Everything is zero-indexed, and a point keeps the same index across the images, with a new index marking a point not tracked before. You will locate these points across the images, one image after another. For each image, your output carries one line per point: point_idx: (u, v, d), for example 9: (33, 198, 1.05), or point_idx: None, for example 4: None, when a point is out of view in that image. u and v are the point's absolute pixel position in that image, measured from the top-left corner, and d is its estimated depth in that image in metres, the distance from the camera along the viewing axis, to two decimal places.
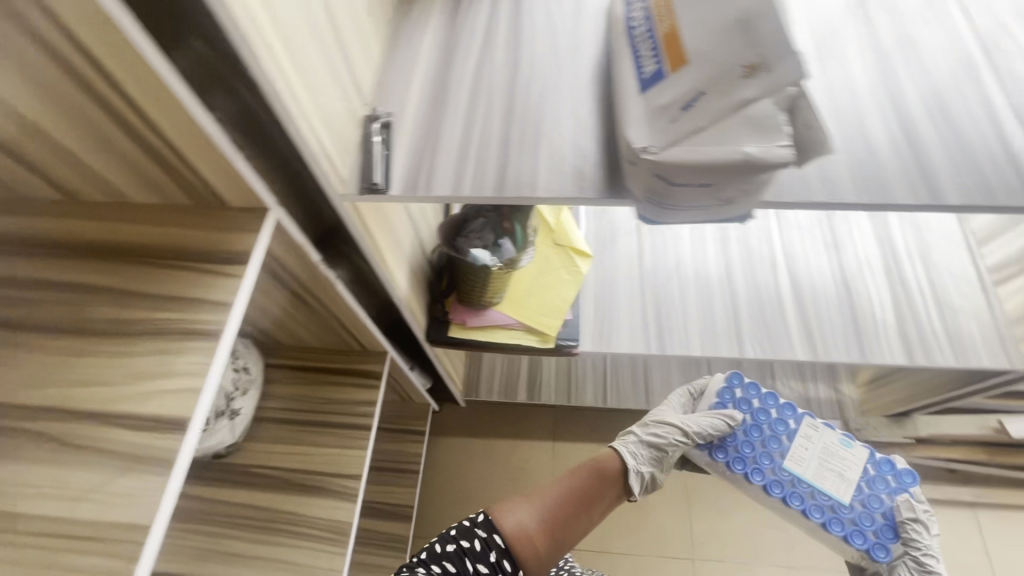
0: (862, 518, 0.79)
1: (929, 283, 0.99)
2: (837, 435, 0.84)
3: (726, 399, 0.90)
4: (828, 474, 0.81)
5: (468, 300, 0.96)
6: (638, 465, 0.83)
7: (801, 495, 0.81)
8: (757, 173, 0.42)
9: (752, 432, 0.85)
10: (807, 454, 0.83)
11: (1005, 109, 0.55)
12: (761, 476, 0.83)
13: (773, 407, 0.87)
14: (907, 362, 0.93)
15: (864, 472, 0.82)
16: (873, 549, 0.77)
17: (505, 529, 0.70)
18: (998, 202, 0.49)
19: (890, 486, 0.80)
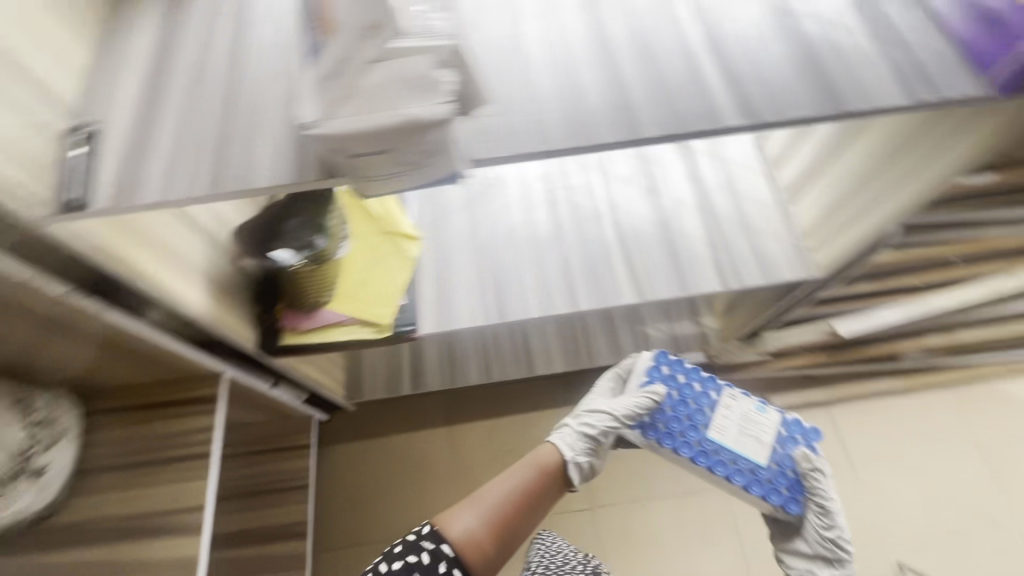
0: (777, 478, 0.84)
1: (736, 211, 1.06)
2: (752, 401, 0.88)
3: (654, 376, 0.92)
4: (747, 439, 0.85)
5: (296, 304, 0.93)
6: (575, 457, 0.86)
7: (724, 462, 0.84)
8: (422, 135, 0.43)
9: (679, 408, 0.88)
10: (728, 423, 0.86)
11: (699, 39, 0.58)
12: (687, 448, 0.85)
13: (696, 381, 0.91)
14: (721, 287, 1.00)
15: (780, 432, 0.86)
16: (787, 504, 0.84)
17: (453, 537, 0.70)
18: (686, 130, 0.53)
19: (798, 444, 0.86)
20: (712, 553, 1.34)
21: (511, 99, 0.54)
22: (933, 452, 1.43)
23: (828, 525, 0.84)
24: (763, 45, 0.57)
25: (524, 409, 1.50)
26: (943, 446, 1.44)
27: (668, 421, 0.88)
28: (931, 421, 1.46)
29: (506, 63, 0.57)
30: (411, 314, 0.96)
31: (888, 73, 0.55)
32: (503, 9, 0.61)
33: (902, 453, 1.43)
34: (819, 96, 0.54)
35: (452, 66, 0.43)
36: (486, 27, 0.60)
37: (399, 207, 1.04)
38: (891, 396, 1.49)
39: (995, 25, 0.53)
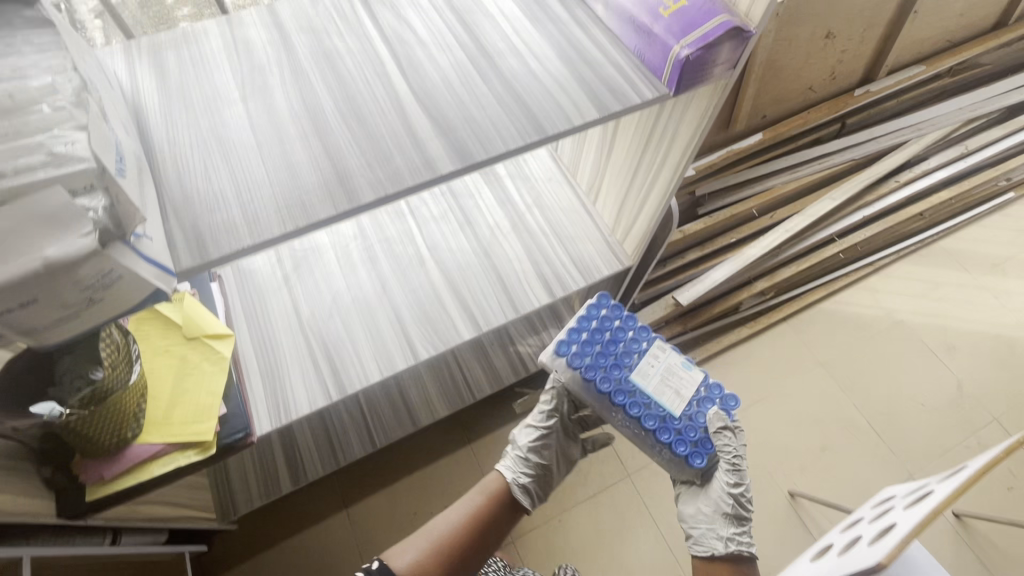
0: (687, 430, 0.83)
1: (550, 223, 1.11)
2: (682, 357, 0.88)
3: (592, 315, 0.89)
4: (667, 390, 0.85)
5: (93, 452, 0.80)
6: (518, 477, 0.88)
7: (640, 405, 0.83)
8: (75, 274, 0.38)
9: (609, 346, 0.86)
10: (653, 370, 0.85)
11: (406, 94, 0.59)
12: (608, 384, 0.84)
13: (632, 328, 0.88)
14: (550, 298, 1.03)
15: (700, 392, 0.87)
16: (690, 457, 0.83)
17: (401, 565, 0.75)
18: (403, 186, 0.53)
19: (713, 404, 0.86)
20: (633, 544, 1.38)
21: (220, 198, 0.52)
22: (793, 381, 1.59)
23: (735, 482, 0.85)
24: (471, 88, 0.60)
25: (422, 465, 1.44)
26: (799, 373, 1.60)
27: (596, 358, 0.86)
28: (784, 354, 1.63)
29: (211, 160, 0.54)
30: (240, 419, 0.87)
31: (581, 92, 0.60)
32: (205, 105, 0.58)
33: (769, 391, 1.58)
34: (526, 126, 0.58)
35: (102, 187, 0.41)
36: (187, 126, 0.56)
37: (203, 307, 0.92)
38: (747, 343, 1.64)
39: (647, 36, 0.59)
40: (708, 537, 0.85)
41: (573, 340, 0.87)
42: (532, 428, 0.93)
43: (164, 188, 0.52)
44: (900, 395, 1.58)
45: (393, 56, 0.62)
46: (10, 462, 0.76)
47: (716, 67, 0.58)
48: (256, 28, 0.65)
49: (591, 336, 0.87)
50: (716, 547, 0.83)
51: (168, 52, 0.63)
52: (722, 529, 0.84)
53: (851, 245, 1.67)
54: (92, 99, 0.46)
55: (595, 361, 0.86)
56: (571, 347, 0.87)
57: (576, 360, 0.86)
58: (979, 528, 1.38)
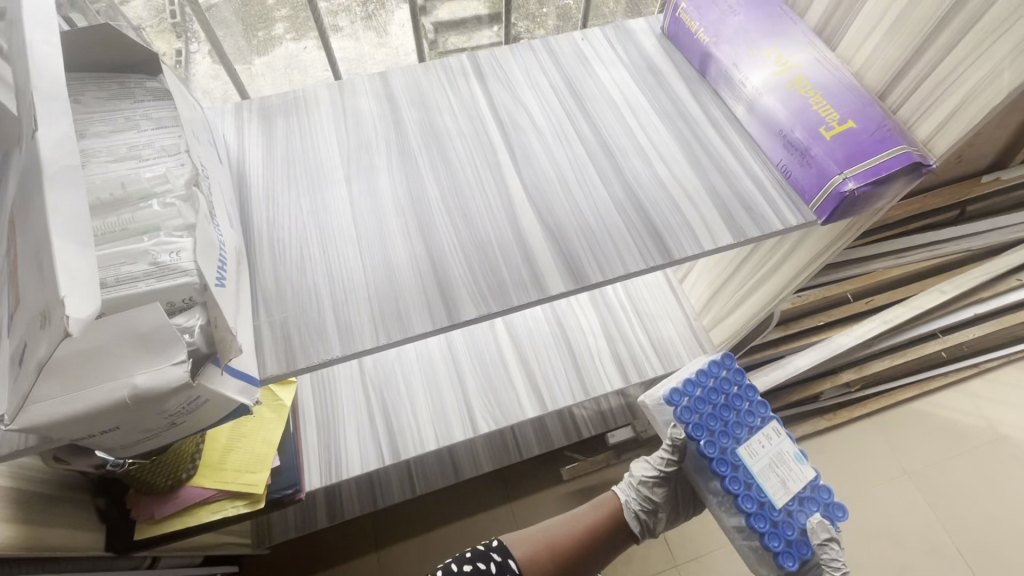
0: (785, 527, 0.71)
1: (631, 300, 1.03)
2: (795, 447, 0.76)
3: (711, 372, 0.78)
4: (771, 477, 0.73)
5: (148, 491, 0.79)
6: (634, 509, 0.83)
7: (740, 483, 0.72)
8: (163, 402, 0.35)
9: (721, 410, 0.75)
10: (762, 450, 0.74)
11: (519, 194, 0.54)
12: (713, 450, 0.73)
13: (751, 398, 0.77)
14: (624, 384, 0.96)
15: (808, 491, 0.74)
16: (783, 558, 0.70)
17: (518, 554, 0.77)
18: (508, 306, 0.48)
19: (821, 509, 0.73)
20: None
21: (311, 295, 0.48)
22: (872, 489, 1.43)
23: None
24: (588, 193, 0.54)
25: (459, 516, 1.38)
26: (880, 480, 1.44)
27: (706, 418, 0.75)
28: (864, 456, 1.47)
29: (309, 250, 0.51)
30: (291, 474, 0.84)
31: (713, 209, 0.53)
32: (308, 184, 0.55)
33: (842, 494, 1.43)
34: (647, 245, 0.51)
35: (201, 303, 0.37)
36: (288, 208, 0.53)
37: None
38: (823, 436, 1.49)
39: (799, 154, 0.52)
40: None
41: (686, 391, 0.77)
42: (652, 464, 0.83)
43: (258, 279, 0.49)
44: (1001, 523, 1.39)
45: (506, 145, 0.58)
46: (70, 493, 0.76)
47: (876, 203, 0.51)
48: (367, 98, 0.62)
49: (705, 394, 0.76)
50: None
51: (277, 119, 0.61)
52: None
53: (954, 343, 1.50)
54: (202, 190, 0.44)
55: (704, 420, 0.75)
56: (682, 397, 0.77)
57: (686, 413, 0.75)
58: None
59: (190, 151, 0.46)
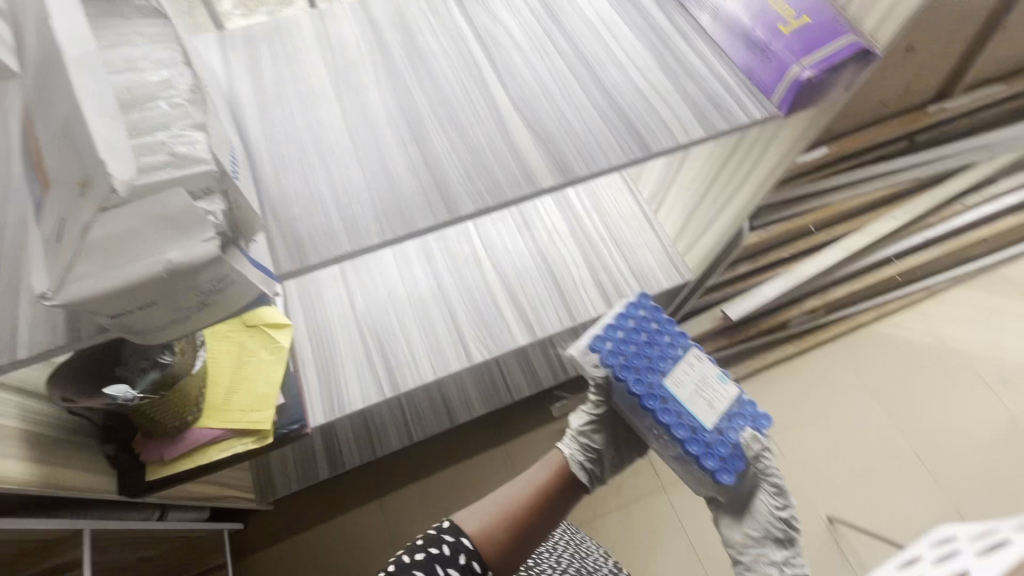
0: (718, 445, 0.74)
1: (609, 231, 1.08)
2: (716, 369, 0.80)
3: (629, 314, 0.80)
4: (700, 400, 0.76)
5: (155, 433, 0.81)
6: (580, 459, 0.83)
7: (673, 412, 0.73)
8: (196, 277, 0.38)
9: (644, 347, 0.77)
10: (687, 378, 0.77)
11: (504, 102, 0.57)
12: (642, 386, 0.74)
13: (671, 331, 0.80)
14: (607, 307, 1.02)
15: (733, 407, 0.78)
16: (720, 474, 0.73)
17: (471, 530, 0.71)
18: (503, 199, 0.51)
19: (746, 423, 0.77)
20: (662, 558, 1.36)
21: (316, 200, 0.50)
22: (837, 405, 1.55)
23: (782, 504, 0.79)
24: (569, 98, 0.58)
25: (456, 459, 1.44)
26: (844, 397, 1.56)
27: (631, 357, 0.76)
28: (830, 376, 1.58)
29: (308, 161, 0.53)
30: (296, 410, 0.87)
31: (685, 107, 0.57)
32: (300, 103, 0.57)
33: (811, 412, 1.54)
34: (627, 142, 0.55)
35: (220, 191, 0.40)
36: (283, 125, 0.55)
37: None
38: (792, 361, 1.60)
39: (761, 52, 0.56)
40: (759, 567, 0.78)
41: (607, 336, 0.78)
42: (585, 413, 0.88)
43: (262, 189, 0.51)
44: (952, 426, 1.53)
45: (488, 59, 0.60)
46: (79, 439, 0.78)
47: (834, 89, 0.57)
48: (348, 24, 0.64)
49: (627, 334, 0.78)
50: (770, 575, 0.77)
51: (261, 46, 0.62)
52: (774, 554, 0.78)
53: (907, 267, 1.61)
54: (206, 96, 0.46)
55: (628, 359, 0.76)
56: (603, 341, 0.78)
57: (610, 356, 0.76)
58: None
59: (188, 64, 0.47)
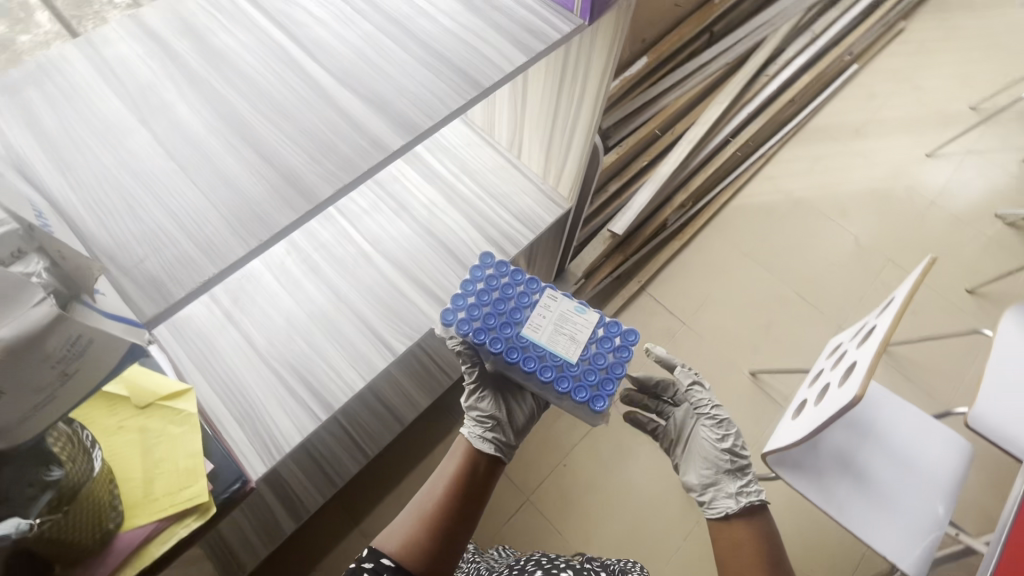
0: (586, 376, 0.82)
1: (483, 186, 1.10)
2: (574, 302, 0.86)
3: (476, 277, 0.86)
4: (562, 338, 0.83)
5: (76, 559, 0.71)
6: (479, 431, 0.88)
7: (534, 359, 0.82)
8: (44, 346, 0.34)
9: (496, 304, 0.84)
10: (544, 321, 0.83)
11: (326, 79, 0.55)
12: (501, 343, 0.82)
13: (520, 282, 0.86)
14: (506, 258, 1.05)
15: (597, 331, 0.84)
16: (593, 401, 0.80)
17: (391, 550, 0.73)
18: (358, 172, 0.51)
19: (614, 345, 0.84)
20: (634, 464, 1.47)
21: (159, 233, 0.46)
22: (727, 277, 1.74)
23: (722, 438, 0.99)
24: (390, 59, 0.58)
25: (420, 458, 1.43)
26: (730, 269, 1.75)
27: (486, 318, 0.83)
28: (713, 255, 1.77)
29: (134, 198, 0.48)
30: (231, 471, 0.80)
31: (502, 39, 0.60)
32: (101, 139, 0.51)
33: (710, 291, 1.71)
34: (460, 85, 0.56)
35: (35, 248, 0.35)
36: (89, 169, 0.49)
37: (150, 372, 0.82)
38: (681, 254, 1.76)
39: None
40: (719, 497, 0.92)
41: (458, 306, 0.84)
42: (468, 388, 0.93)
43: (89, 239, 0.46)
44: (816, 261, 1.79)
45: (295, 42, 0.58)
46: None
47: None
48: (124, 42, 0.57)
49: (478, 298, 0.85)
50: (729, 506, 0.90)
51: (28, 92, 0.54)
52: (729, 486, 0.93)
53: (743, 142, 1.81)
54: None
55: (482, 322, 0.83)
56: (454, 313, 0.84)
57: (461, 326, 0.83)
58: (902, 353, 1.63)
59: None
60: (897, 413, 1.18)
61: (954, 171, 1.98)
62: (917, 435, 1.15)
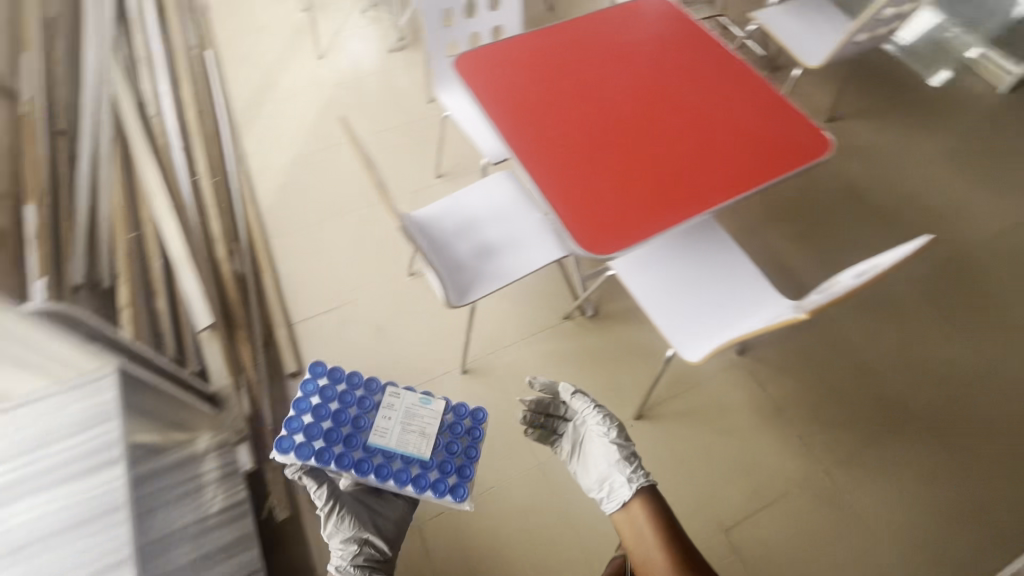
0: (439, 471, 1.14)
1: (2, 457, 0.91)
2: (418, 400, 1.19)
3: (313, 398, 1.17)
4: (410, 436, 1.15)
5: None
6: (346, 560, 1.12)
7: (384, 465, 1.12)
8: None
9: (339, 420, 1.16)
10: (389, 426, 1.16)
11: None
12: (350, 456, 1.12)
13: (354, 403, 1.18)
14: (113, 465, 0.92)
15: (446, 418, 1.19)
16: (448, 491, 1.11)
17: None
18: None
19: (463, 430, 1.19)
20: None
21: None
22: (324, 249, 1.85)
23: (608, 432, 1.25)
24: None
25: None
26: (319, 243, 1.87)
27: (333, 438, 1.13)
28: (300, 251, 1.85)
29: None
30: None
31: None
32: None
33: (328, 271, 1.81)
34: None
35: None
36: None
37: None
38: (279, 276, 1.79)
39: None
40: (617, 489, 1.17)
41: (302, 432, 1.13)
42: (329, 523, 1.12)
43: None
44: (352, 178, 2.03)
45: None
46: None
47: None
48: None
49: (321, 422, 1.15)
50: (624, 495, 1.14)
51: None
52: (620, 475, 1.18)
53: (207, 171, 1.88)
54: None
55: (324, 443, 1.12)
56: (294, 441, 1.13)
57: (302, 451, 1.11)
58: (450, 165, 2.05)
59: None
60: (462, 203, 1.48)
61: (345, 55, 2.43)
62: (484, 199, 1.48)
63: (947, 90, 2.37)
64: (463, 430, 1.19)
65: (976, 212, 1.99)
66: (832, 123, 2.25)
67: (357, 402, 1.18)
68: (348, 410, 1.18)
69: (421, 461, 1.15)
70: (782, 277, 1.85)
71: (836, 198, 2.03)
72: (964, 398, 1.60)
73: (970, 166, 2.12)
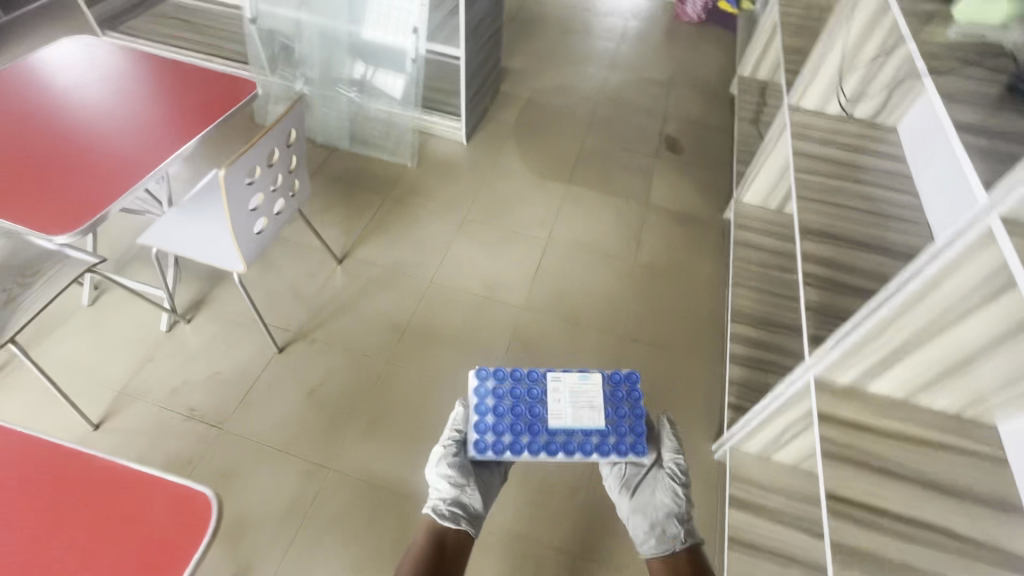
0: (619, 432, 1.17)
1: None
2: (576, 376, 1.21)
3: (486, 391, 1.20)
4: (582, 411, 1.18)
5: None
6: (444, 495, 1.23)
7: (557, 444, 1.15)
8: None
9: (519, 406, 1.18)
10: (561, 408, 1.18)
11: None
12: (531, 443, 1.15)
13: (527, 385, 1.21)
14: None
15: (605, 383, 1.22)
16: (628, 450, 1.15)
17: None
18: None
19: (625, 390, 1.22)
20: None
21: None
22: None
23: (678, 476, 1.27)
24: None
25: None
26: None
27: (517, 426, 1.16)
28: None
29: None
30: None
31: None
32: None
33: None
34: None
35: None
36: None
37: None
38: None
39: None
40: (667, 523, 1.24)
41: (482, 421, 1.17)
42: (449, 455, 1.26)
43: None
44: None
45: None
46: None
47: None
48: None
49: (500, 410, 1.18)
50: (670, 541, 1.22)
51: None
52: (671, 521, 1.24)
53: None
54: None
55: (512, 437, 1.15)
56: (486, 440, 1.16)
57: (497, 447, 1.14)
58: None
59: None
60: None
61: None
62: None
63: (422, 164, 2.39)
64: (626, 392, 1.21)
65: (505, 276, 1.99)
66: (344, 262, 1.98)
67: (526, 392, 1.20)
68: (519, 403, 1.19)
69: (599, 430, 1.17)
70: (380, 494, 1.48)
71: (386, 349, 1.76)
72: (596, 490, 1.54)
73: (476, 229, 2.14)
